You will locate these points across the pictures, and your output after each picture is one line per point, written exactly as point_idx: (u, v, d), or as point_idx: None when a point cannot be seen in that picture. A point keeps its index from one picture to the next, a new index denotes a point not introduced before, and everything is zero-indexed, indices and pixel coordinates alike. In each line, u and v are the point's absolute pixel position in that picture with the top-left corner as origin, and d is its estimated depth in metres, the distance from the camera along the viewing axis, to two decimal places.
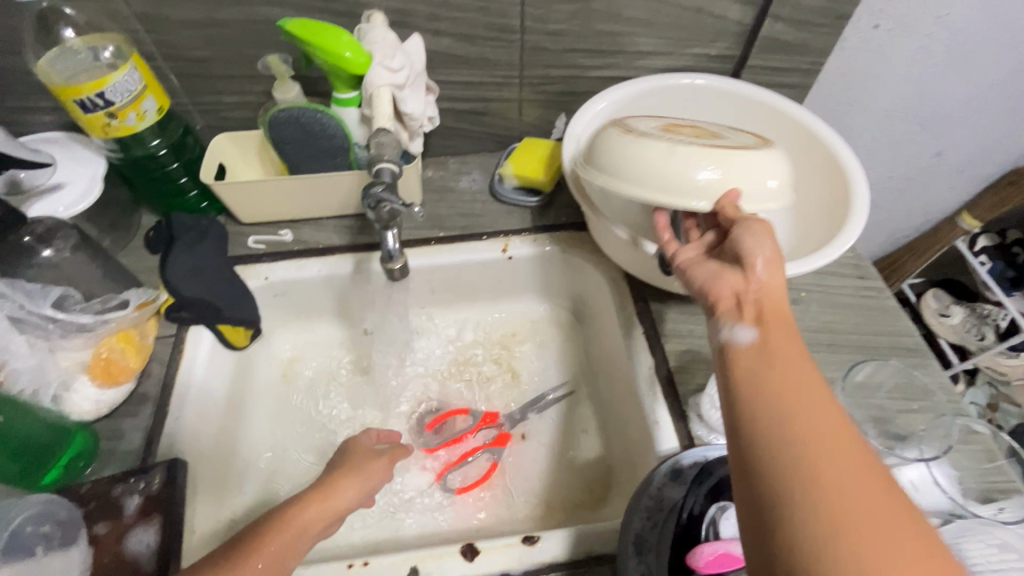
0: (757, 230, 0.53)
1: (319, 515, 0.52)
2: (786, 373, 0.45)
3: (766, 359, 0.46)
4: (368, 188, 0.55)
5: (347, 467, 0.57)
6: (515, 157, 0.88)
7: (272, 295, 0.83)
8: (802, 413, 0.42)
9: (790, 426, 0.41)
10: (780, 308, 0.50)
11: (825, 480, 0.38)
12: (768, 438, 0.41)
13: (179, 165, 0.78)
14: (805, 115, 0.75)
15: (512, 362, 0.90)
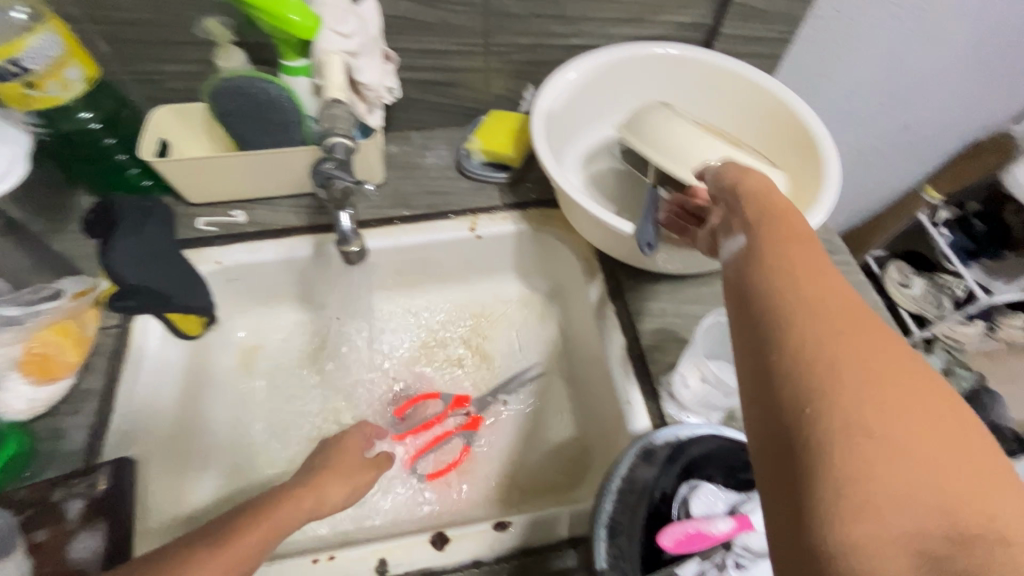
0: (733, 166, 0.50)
1: (304, 509, 0.53)
2: (800, 266, 0.37)
3: (776, 256, 0.39)
4: (316, 164, 0.52)
5: (335, 467, 0.60)
6: (482, 131, 0.84)
7: (227, 280, 0.78)
8: (817, 299, 0.35)
9: (804, 313, 0.34)
10: (780, 211, 0.43)
11: (850, 378, 0.31)
12: (779, 328, 0.34)
13: (116, 140, 0.72)
14: (778, 86, 0.74)
15: (484, 343, 0.88)
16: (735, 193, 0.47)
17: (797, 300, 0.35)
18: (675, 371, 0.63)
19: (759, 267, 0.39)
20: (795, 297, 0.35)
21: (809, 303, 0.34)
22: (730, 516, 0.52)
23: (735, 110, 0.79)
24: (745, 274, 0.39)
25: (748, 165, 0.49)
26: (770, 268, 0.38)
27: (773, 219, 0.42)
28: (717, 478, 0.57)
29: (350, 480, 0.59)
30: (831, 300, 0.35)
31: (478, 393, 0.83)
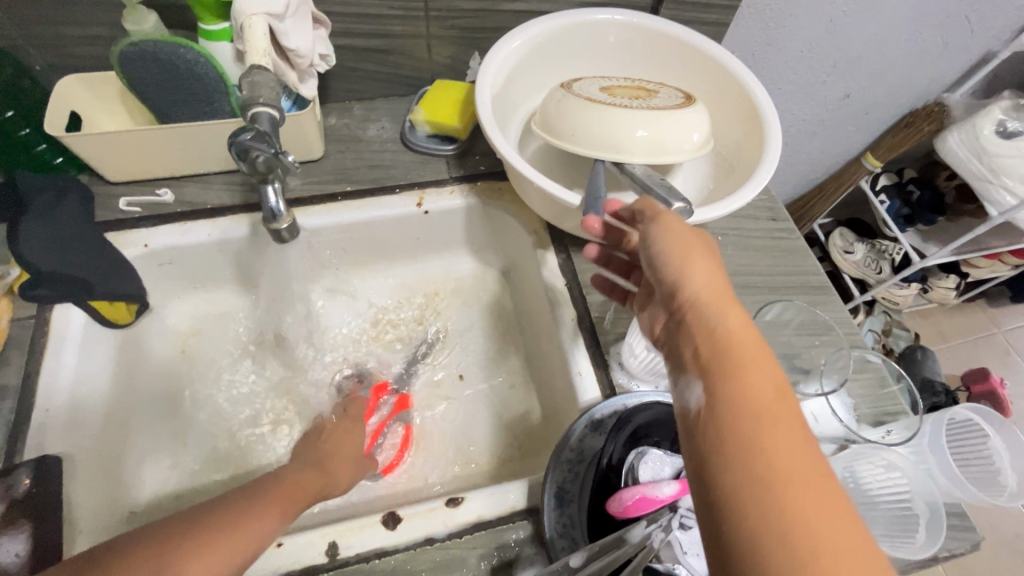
0: (679, 256, 0.44)
1: (320, 484, 0.57)
2: (754, 390, 0.36)
3: (730, 380, 0.37)
4: (233, 135, 0.47)
5: (338, 445, 0.64)
6: (427, 101, 0.81)
7: (157, 263, 0.74)
8: (788, 480, 0.32)
9: (779, 511, 0.31)
10: (732, 344, 0.39)
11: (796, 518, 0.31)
12: (751, 524, 0.32)
13: (16, 114, 0.65)
14: (723, 54, 0.73)
15: (438, 321, 0.86)
16: (684, 313, 0.43)
17: (764, 478, 0.33)
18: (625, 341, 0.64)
19: (725, 431, 0.35)
20: (767, 483, 0.32)
21: (779, 490, 0.32)
22: (675, 480, 0.52)
23: (682, 78, 0.78)
24: (711, 441, 0.35)
25: (696, 252, 0.44)
26: (737, 433, 0.35)
27: (733, 356, 0.39)
28: (665, 444, 0.57)
29: (356, 462, 0.64)
30: (799, 477, 0.33)
31: (433, 371, 0.82)
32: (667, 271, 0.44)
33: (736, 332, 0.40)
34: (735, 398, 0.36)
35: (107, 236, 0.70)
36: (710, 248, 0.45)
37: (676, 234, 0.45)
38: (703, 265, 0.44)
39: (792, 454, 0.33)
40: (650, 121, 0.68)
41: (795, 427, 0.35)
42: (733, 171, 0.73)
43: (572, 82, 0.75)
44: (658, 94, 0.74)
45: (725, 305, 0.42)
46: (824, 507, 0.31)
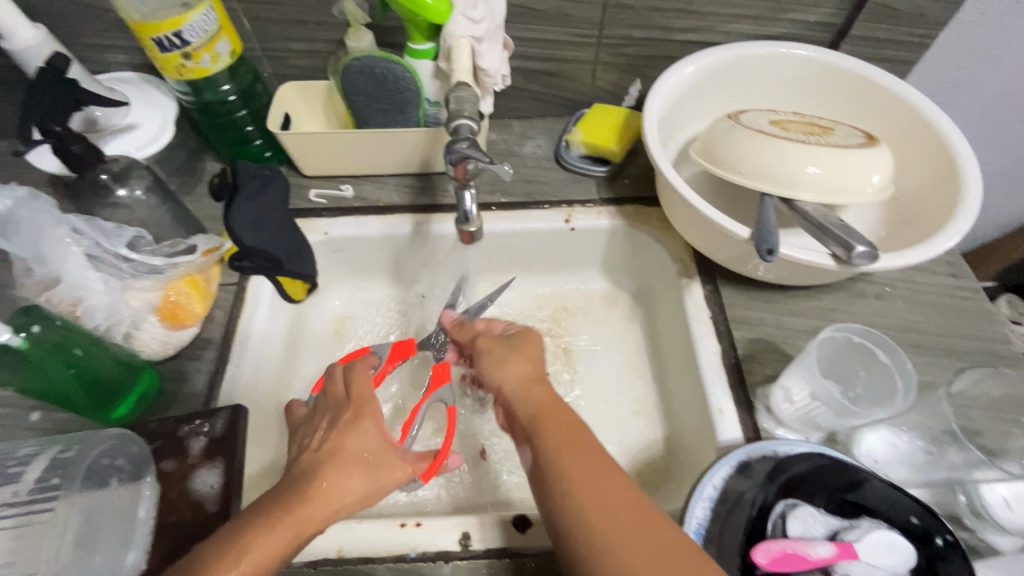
0: (496, 352, 0.59)
1: (323, 516, 0.46)
2: (570, 453, 0.48)
3: (553, 447, 0.49)
4: (452, 144, 0.53)
5: (347, 462, 0.49)
6: (585, 123, 0.83)
7: (330, 250, 0.83)
8: (598, 512, 0.44)
9: (598, 534, 0.44)
10: (547, 405, 0.53)
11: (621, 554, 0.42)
12: (587, 556, 0.43)
13: (247, 112, 0.77)
14: (913, 95, 0.69)
15: (565, 337, 0.87)
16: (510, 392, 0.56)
17: (582, 517, 0.44)
18: (778, 381, 0.61)
19: (551, 491, 0.47)
20: (586, 521, 0.44)
21: (595, 524, 0.44)
22: (829, 542, 0.49)
23: (859, 118, 0.74)
24: (549, 492, 0.47)
25: (516, 349, 0.59)
26: (556, 491, 0.47)
27: (544, 418, 0.52)
28: (820, 501, 0.53)
29: (372, 471, 0.49)
30: (608, 501, 0.45)
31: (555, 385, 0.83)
32: (487, 376, 0.58)
33: (537, 403, 0.53)
34: (549, 460, 0.48)
35: (297, 221, 0.80)
36: (529, 345, 0.59)
37: (493, 343, 0.60)
38: (517, 363, 0.57)
39: (605, 490, 0.45)
40: (826, 159, 0.64)
41: (594, 459, 0.48)
42: (916, 219, 0.67)
43: (738, 113, 0.74)
44: (834, 131, 0.70)
45: (532, 382, 0.56)
46: (628, 518, 0.44)
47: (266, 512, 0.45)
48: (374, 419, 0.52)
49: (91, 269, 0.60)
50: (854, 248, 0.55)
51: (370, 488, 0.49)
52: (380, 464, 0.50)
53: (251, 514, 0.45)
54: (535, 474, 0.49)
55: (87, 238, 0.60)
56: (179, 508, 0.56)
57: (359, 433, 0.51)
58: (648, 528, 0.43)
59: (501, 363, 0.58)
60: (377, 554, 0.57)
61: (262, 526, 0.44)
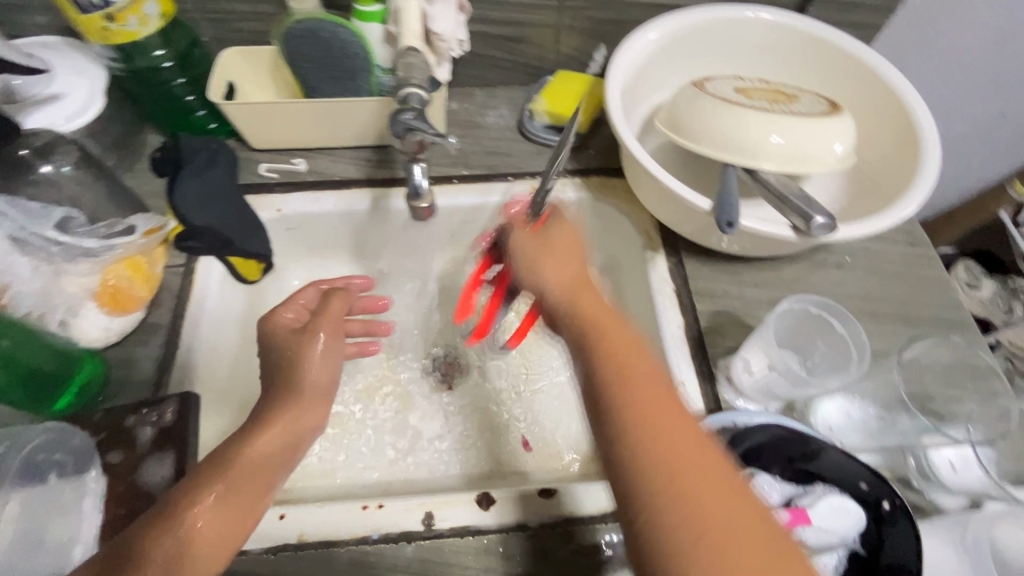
0: (544, 255, 0.56)
1: (290, 433, 0.54)
2: (630, 372, 0.44)
3: (616, 365, 0.45)
4: (397, 113, 0.51)
5: (284, 367, 0.57)
6: (548, 91, 0.80)
7: (285, 228, 0.79)
8: (647, 422, 0.41)
9: (648, 448, 0.40)
10: (595, 310, 0.51)
11: (676, 476, 0.38)
12: (646, 496, 0.38)
13: (185, 80, 0.72)
14: (877, 61, 0.68)
15: (534, 313, 0.86)
16: (562, 303, 0.52)
17: (651, 453, 0.40)
18: (739, 352, 0.61)
19: (613, 412, 0.43)
20: (637, 441, 0.40)
21: (647, 444, 0.40)
22: (784, 508, 0.51)
23: (824, 85, 0.73)
24: (602, 399, 0.44)
25: (570, 240, 0.58)
26: (613, 407, 0.43)
27: (627, 362, 0.45)
28: (775, 470, 0.55)
29: (324, 397, 0.58)
30: (680, 446, 0.40)
31: (523, 360, 0.83)
32: (537, 268, 0.56)
33: (605, 337, 0.47)
34: (608, 373, 0.45)
35: (246, 198, 0.76)
36: (575, 245, 0.58)
37: (558, 249, 0.57)
38: (579, 288, 0.53)
39: (685, 432, 0.41)
40: (790, 128, 0.63)
41: (651, 382, 0.44)
42: (877, 189, 0.67)
43: (704, 81, 0.72)
44: (800, 99, 0.69)
45: (580, 286, 0.53)
46: (682, 439, 0.40)
47: (241, 433, 0.52)
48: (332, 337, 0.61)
49: (17, 253, 0.57)
50: (813, 219, 0.54)
51: (320, 396, 0.57)
52: (310, 362, 0.58)
53: (227, 441, 0.51)
54: (596, 411, 0.44)
55: (10, 221, 0.57)
56: (128, 501, 0.53)
57: (324, 354, 0.59)
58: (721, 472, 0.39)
59: (559, 258, 0.56)
60: (334, 534, 0.56)
61: (244, 444, 0.50)
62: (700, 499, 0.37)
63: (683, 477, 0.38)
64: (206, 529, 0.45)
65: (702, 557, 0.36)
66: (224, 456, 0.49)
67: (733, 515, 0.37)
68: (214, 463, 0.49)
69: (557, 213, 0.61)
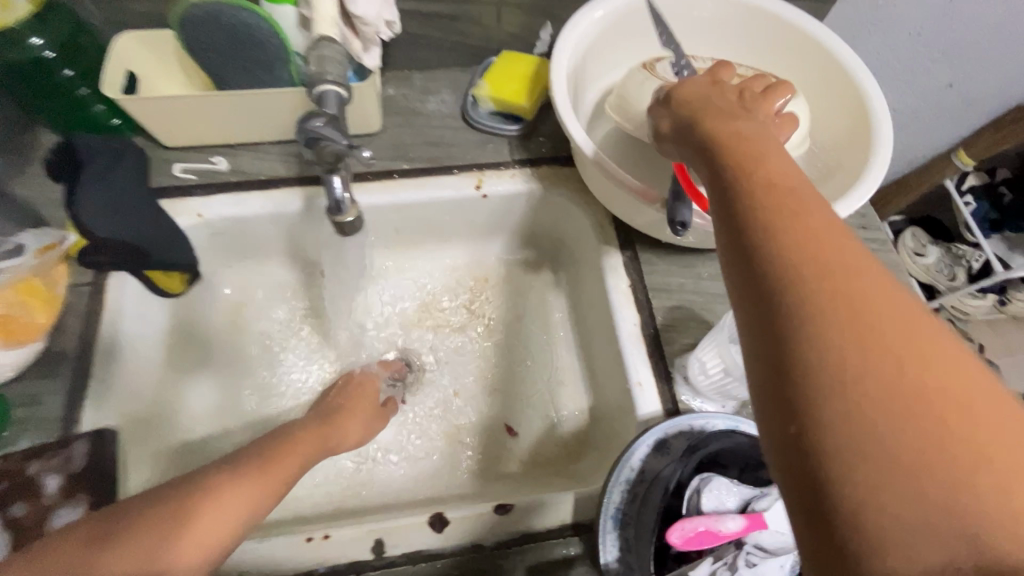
0: (685, 95, 0.49)
1: (316, 444, 0.61)
2: (797, 213, 0.34)
3: (775, 203, 0.35)
4: (304, 120, 0.43)
5: (349, 411, 0.68)
6: (492, 75, 0.75)
7: (210, 234, 0.72)
8: (843, 301, 0.30)
9: (848, 340, 0.29)
10: (752, 146, 0.40)
11: (883, 364, 0.28)
12: (824, 375, 0.28)
13: (75, 71, 0.63)
14: (831, 39, 0.65)
15: (488, 311, 0.84)
16: (700, 137, 0.43)
17: (832, 327, 0.29)
18: (694, 354, 0.59)
19: (773, 266, 0.32)
20: (825, 319, 0.29)
21: (840, 330, 0.29)
22: (740, 514, 0.49)
23: (777, 63, 0.70)
24: (756, 237, 0.34)
25: (715, 97, 0.48)
26: (779, 264, 0.32)
27: (805, 224, 0.33)
28: (734, 471, 0.53)
29: (346, 428, 0.66)
30: (881, 329, 0.29)
31: (478, 362, 0.81)
32: (688, 112, 0.47)
33: (775, 191, 0.36)
34: (764, 217, 0.34)
35: (161, 203, 0.69)
36: (726, 99, 0.48)
37: (699, 106, 0.47)
38: (725, 125, 0.43)
39: (888, 311, 0.30)
40: None
41: (850, 254, 0.32)
42: (831, 174, 0.65)
43: (654, 62, 0.68)
44: (753, 80, 0.65)
45: (728, 120, 0.44)
46: (901, 325, 0.29)
47: (281, 437, 0.58)
48: (366, 404, 0.70)
49: None
50: None
51: (364, 429, 0.68)
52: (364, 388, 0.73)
53: (286, 434, 0.59)
54: (731, 219, 0.36)
55: None
56: None
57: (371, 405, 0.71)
58: (938, 362, 0.28)
59: (714, 96, 0.48)
60: (273, 565, 0.53)
61: (286, 445, 0.57)
62: (905, 393, 0.27)
63: (866, 332, 0.29)
64: (228, 502, 0.48)
65: (890, 452, 0.26)
66: (274, 448, 0.56)
67: (950, 416, 0.27)
68: (264, 451, 0.55)
69: (714, 76, 0.51)
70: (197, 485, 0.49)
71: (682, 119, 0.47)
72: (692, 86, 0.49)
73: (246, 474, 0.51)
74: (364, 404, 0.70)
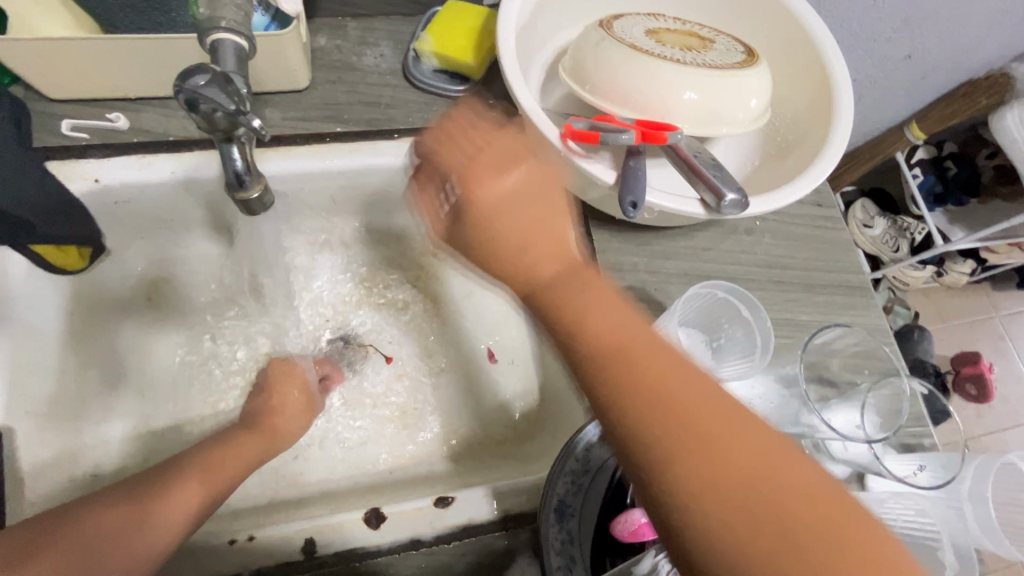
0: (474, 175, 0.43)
1: (228, 464, 0.56)
2: (634, 350, 0.38)
3: (617, 339, 0.38)
4: (184, 75, 0.36)
5: (283, 389, 0.66)
6: (435, 26, 0.67)
7: (112, 202, 0.63)
8: (683, 435, 0.34)
9: (696, 473, 0.33)
10: (569, 282, 0.41)
11: (730, 487, 0.33)
12: (661, 480, 0.34)
13: None
14: (797, 1, 0.62)
15: (435, 287, 0.79)
16: (533, 279, 0.42)
17: (676, 463, 0.34)
18: None
19: (622, 409, 0.36)
20: (673, 458, 0.34)
21: (688, 466, 0.33)
22: None
23: (742, 26, 0.66)
24: (604, 383, 0.37)
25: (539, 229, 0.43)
26: (627, 409, 0.36)
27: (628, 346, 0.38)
28: None
29: (276, 437, 0.61)
30: (723, 452, 0.34)
31: (423, 341, 0.77)
32: (492, 271, 0.44)
33: (612, 327, 0.39)
34: (603, 357, 0.38)
35: (47, 165, 0.59)
36: (539, 251, 0.43)
37: (524, 280, 0.43)
38: (541, 235, 0.42)
39: (707, 425, 0.35)
40: (698, 83, 0.56)
41: (680, 379, 0.37)
42: (790, 148, 0.62)
43: (612, 20, 0.63)
44: (713, 44, 0.61)
45: (536, 229, 0.42)
46: (733, 443, 0.34)
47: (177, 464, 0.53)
48: (296, 408, 0.65)
49: None
50: (725, 196, 0.49)
51: (306, 408, 0.66)
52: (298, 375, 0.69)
53: (205, 447, 0.57)
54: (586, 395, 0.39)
55: None
56: None
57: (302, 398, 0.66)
58: (752, 446, 0.34)
59: (508, 204, 0.42)
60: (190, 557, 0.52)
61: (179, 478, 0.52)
62: (729, 479, 0.33)
63: (708, 455, 0.34)
64: (169, 518, 0.48)
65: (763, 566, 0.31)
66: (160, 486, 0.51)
67: (771, 493, 0.32)
68: (150, 488, 0.50)
69: (471, 137, 0.44)
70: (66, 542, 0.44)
71: (494, 241, 0.42)
72: (482, 167, 0.43)
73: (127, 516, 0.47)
74: (292, 406, 0.65)
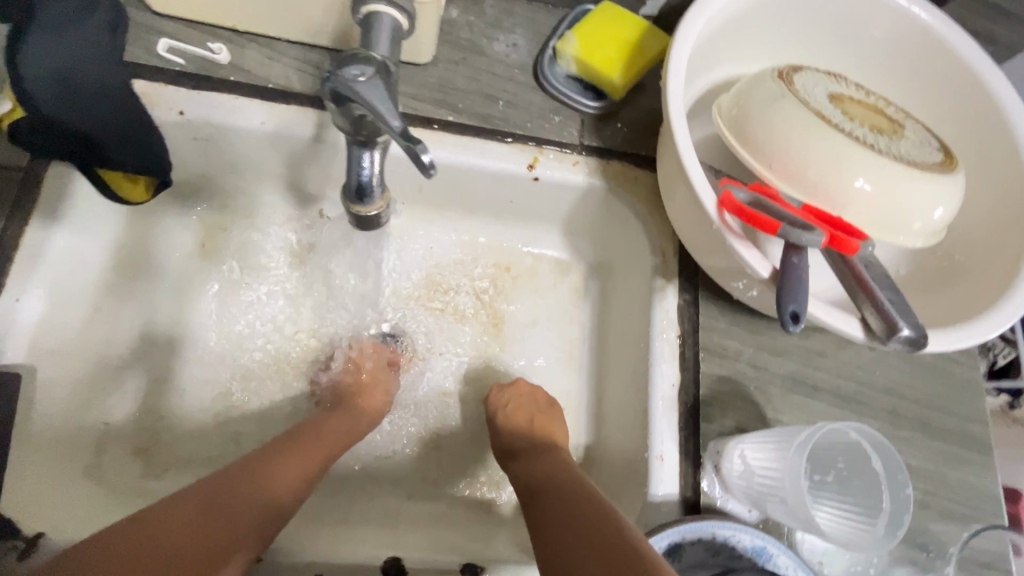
0: (520, 393, 0.63)
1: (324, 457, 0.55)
2: (555, 471, 0.53)
3: (548, 466, 0.54)
4: (338, 69, 0.36)
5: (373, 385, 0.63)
6: (583, 29, 0.59)
7: (192, 138, 0.57)
8: (561, 513, 0.47)
9: (562, 534, 0.45)
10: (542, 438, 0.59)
11: (578, 540, 0.43)
12: (546, 539, 0.46)
13: None
14: (1016, 109, 0.53)
15: (500, 306, 0.72)
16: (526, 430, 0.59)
17: (553, 530, 0.46)
18: (737, 444, 0.50)
19: (540, 504, 0.50)
20: (554, 529, 0.46)
21: (560, 531, 0.45)
22: None
23: (936, 117, 0.57)
24: (536, 490, 0.52)
25: (552, 426, 0.61)
26: (540, 505, 0.50)
27: (557, 485, 0.51)
28: None
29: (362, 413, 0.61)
30: (579, 520, 0.45)
31: (476, 361, 0.69)
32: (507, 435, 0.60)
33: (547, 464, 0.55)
34: (541, 474, 0.54)
35: (133, 83, 0.53)
36: (544, 408, 0.62)
37: (529, 407, 0.61)
38: (539, 411, 0.61)
39: (576, 505, 0.47)
40: (885, 176, 0.47)
41: (575, 486, 0.50)
42: (957, 274, 0.53)
43: (792, 71, 0.54)
44: (905, 132, 0.52)
45: (540, 411, 0.62)
46: (586, 515, 0.46)
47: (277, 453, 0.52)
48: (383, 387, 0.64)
49: None
50: (899, 330, 0.40)
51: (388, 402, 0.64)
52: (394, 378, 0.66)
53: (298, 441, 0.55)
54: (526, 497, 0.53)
55: None
56: None
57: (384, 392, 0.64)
58: (600, 517, 0.45)
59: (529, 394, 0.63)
60: None
61: (277, 463, 0.51)
62: (581, 536, 0.44)
63: (571, 520, 0.46)
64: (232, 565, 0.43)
65: None
66: (274, 466, 0.51)
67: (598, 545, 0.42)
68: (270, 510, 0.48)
69: (518, 389, 0.63)
70: (173, 525, 0.42)
71: (516, 412, 0.61)
72: (519, 389, 0.63)
73: (263, 482, 0.49)
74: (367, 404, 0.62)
